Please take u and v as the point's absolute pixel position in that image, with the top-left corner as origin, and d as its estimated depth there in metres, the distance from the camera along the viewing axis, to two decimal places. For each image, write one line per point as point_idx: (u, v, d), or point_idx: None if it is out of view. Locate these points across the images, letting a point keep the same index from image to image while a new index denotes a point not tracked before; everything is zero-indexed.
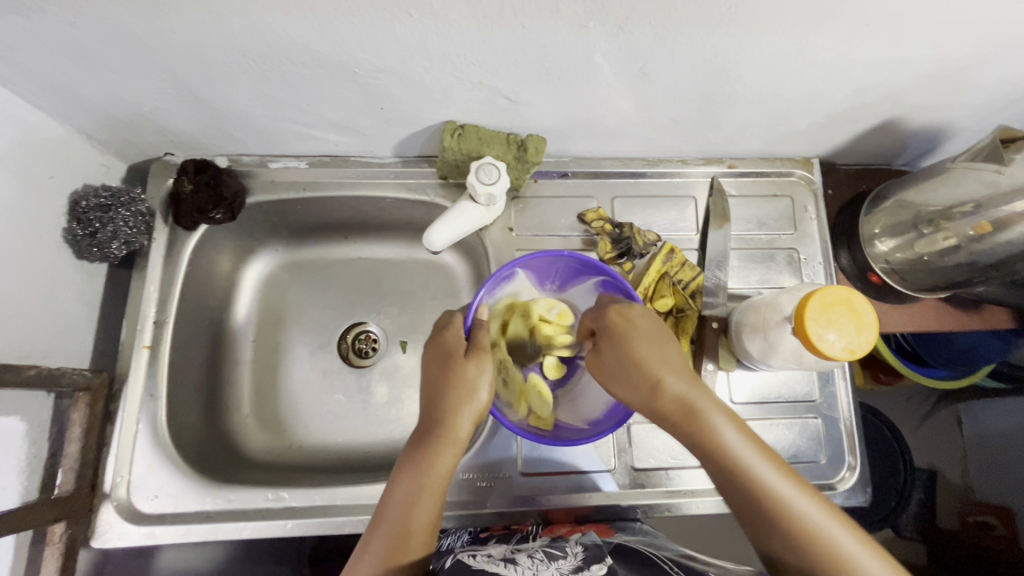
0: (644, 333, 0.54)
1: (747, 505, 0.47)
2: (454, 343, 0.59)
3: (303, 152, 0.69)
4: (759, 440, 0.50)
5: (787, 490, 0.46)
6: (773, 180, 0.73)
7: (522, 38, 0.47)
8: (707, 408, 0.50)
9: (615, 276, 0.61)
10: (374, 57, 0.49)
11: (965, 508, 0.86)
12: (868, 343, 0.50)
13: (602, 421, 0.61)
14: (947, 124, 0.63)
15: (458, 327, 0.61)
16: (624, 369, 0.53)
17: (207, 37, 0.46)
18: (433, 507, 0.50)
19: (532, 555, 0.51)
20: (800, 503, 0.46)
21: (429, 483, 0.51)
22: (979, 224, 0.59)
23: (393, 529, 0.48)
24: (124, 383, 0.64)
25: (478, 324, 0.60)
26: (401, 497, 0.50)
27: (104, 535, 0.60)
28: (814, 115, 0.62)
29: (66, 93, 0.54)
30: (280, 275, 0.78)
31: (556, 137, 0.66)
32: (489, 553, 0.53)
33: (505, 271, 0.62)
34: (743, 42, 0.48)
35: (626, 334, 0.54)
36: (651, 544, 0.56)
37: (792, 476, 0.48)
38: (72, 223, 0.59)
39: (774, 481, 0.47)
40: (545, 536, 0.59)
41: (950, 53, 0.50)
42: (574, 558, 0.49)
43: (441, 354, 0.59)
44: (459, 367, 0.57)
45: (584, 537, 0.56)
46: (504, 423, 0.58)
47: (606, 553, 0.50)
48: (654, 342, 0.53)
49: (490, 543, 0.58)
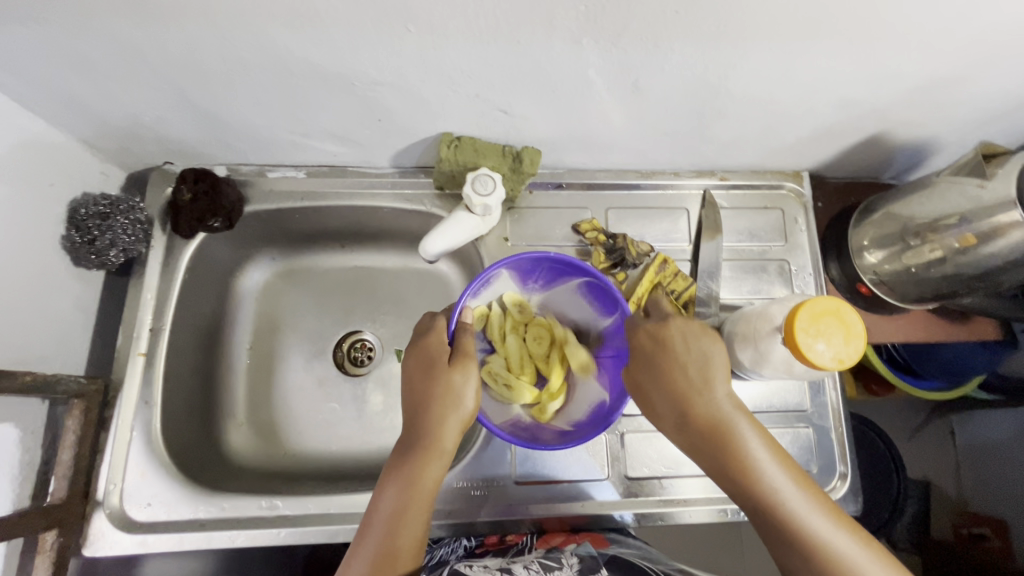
0: (686, 357, 0.52)
1: (780, 540, 0.46)
2: (438, 349, 0.57)
3: (301, 162, 0.70)
4: (801, 471, 0.49)
5: (825, 527, 0.45)
6: (764, 192, 0.75)
7: (517, 54, 0.48)
8: (750, 439, 0.49)
9: (597, 275, 0.60)
10: (373, 71, 0.51)
11: (960, 520, 0.89)
12: (857, 352, 0.51)
13: (580, 425, 0.61)
14: (932, 140, 0.65)
15: (440, 330, 0.59)
16: (664, 395, 0.51)
17: (209, 49, 0.47)
18: (420, 523, 0.50)
19: (528, 566, 0.52)
20: (836, 540, 0.45)
21: (416, 498, 0.51)
22: (964, 236, 0.58)
23: (381, 546, 0.48)
24: (119, 390, 0.64)
25: (460, 328, 0.59)
26: (390, 512, 0.50)
27: (96, 543, 0.59)
28: (802, 130, 0.64)
29: (68, 102, 0.54)
30: (276, 283, 0.79)
31: (551, 149, 0.67)
32: (485, 564, 0.54)
33: (487, 271, 0.60)
34: (732, 58, 0.49)
35: (662, 357, 0.52)
36: (649, 558, 0.55)
37: (831, 511, 0.47)
38: (70, 230, 0.60)
39: (810, 516, 0.46)
40: (540, 549, 0.59)
41: (932, 70, 0.52)
42: (570, 569, 0.50)
43: (423, 360, 0.57)
44: (443, 375, 0.55)
45: (579, 548, 0.57)
46: (491, 429, 0.57)
47: (601, 564, 0.51)
48: (694, 367, 0.51)
49: (486, 557, 0.58)
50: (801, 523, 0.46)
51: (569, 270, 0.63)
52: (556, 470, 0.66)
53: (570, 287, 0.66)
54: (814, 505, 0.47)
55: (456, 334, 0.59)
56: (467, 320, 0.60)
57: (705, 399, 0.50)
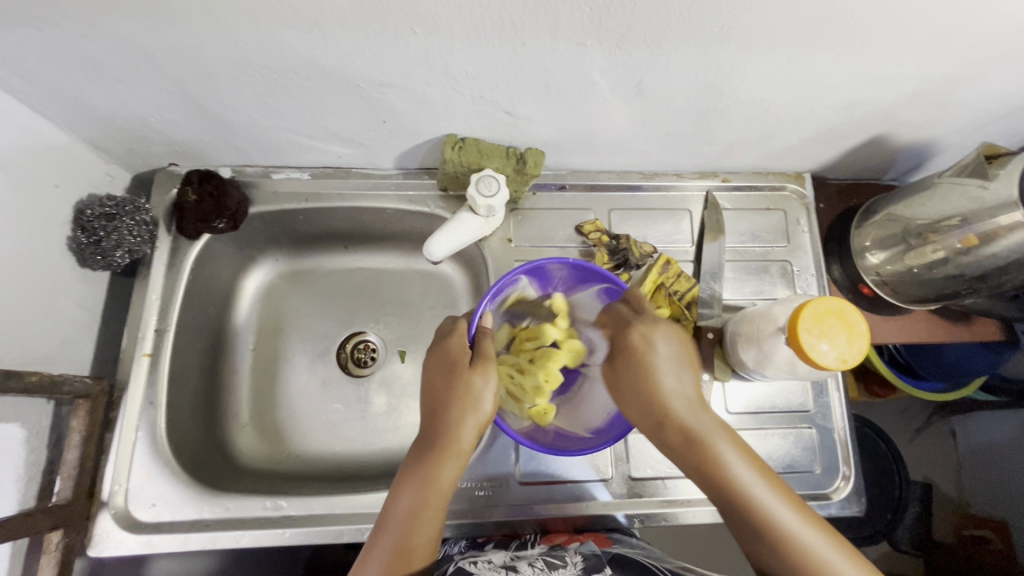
0: (663, 358, 0.54)
1: (752, 535, 0.47)
2: (459, 351, 0.58)
3: (306, 163, 0.70)
4: (769, 469, 0.50)
5: (793, 522, 0.46)
6: (766, 194, 0.75)
7: (522, 55, 0.49)
8: (719, 436, 0.50)
9: (620, 285, 0.60)
10: (378, 72, 0.51)
11: (962, 522, 0.90)
12: (861, 352, 0.51)
13: (603, 430, 0.61)
14: (933, 141, 0.65)
15: (462, 334, 0.60)
16: (638, 394, 0.54)
17: (216, 51, 0.48)
18: (435, 523, 0.50)
19: (532, 563, 0.52)
20: (804, 535, 0.45)
21: (432, 496, 0.51)
22: (966, 237, 0.58)
23: (396, 543, 0.48)
24: (124, 390, 0.64)
25: (481, 332, 0.59)
26: (406, 510, 0.50)
27: (101, 544, 0.59)
28: (804, 131, 0.64)
29: (75, 103, 0.55)
30: (280, 284, 0.79)
31: (554, 150, 0.67)
32: (490, 559, 0.54)
33: (506, 280, 0.60)
34: (735, 60, 0.50)
35: (641, 357, 0.55)
36: (650, 555, 0.56)
37: (799, 507, 0.48)
38: (76, 231, 0.60)
39: (778, 511, 0.47)
40: (544, 545, 0.60)
41: (934, 72, 0.52)
42: (574, 568, 0.50)
43: (445, 362, 0.58)
44: (464, 377, 0.56)
45: (583, 546, 0.57)
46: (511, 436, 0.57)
47: (605, 563, 0.51)
48: (666, 367, 0.54)
49: (489, 551, 0.58)
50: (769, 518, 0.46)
51: (587, 275, 0.63)
52: (559, 469, 0.66)
53: (589, 295, 0.66)
54: (783, 501, 0.47)
55: (476, 337, 0.59)
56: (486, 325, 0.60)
57: (676, 398, 0.52)
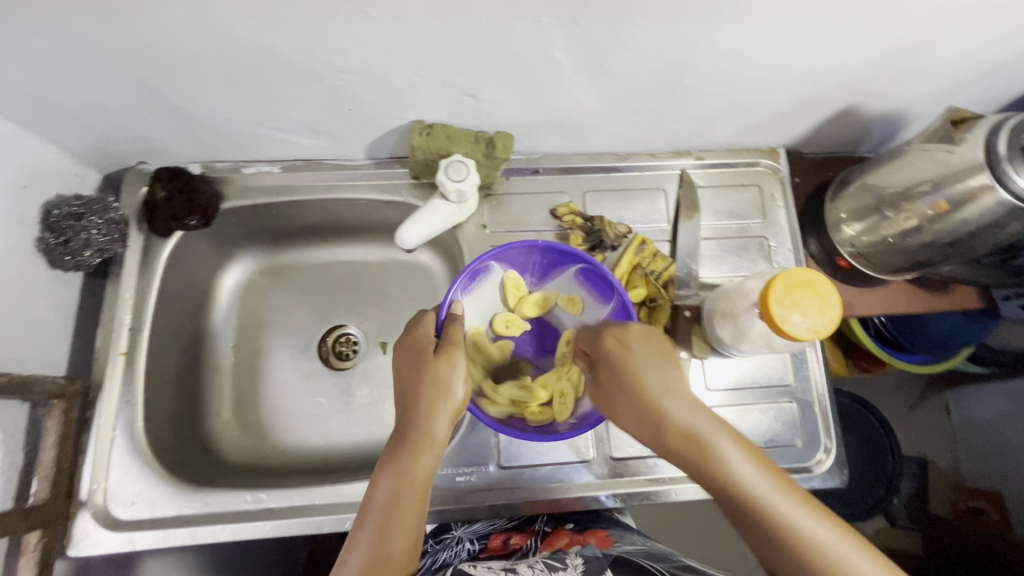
0: (642, 358, 0.53)
1: (767, 543, 0.44)
2: (424, 341, 0.58)
3: (276, 156, 0.69)
4: (772, 463, 0.47)
5: (802, 518, 0.43)
6: (741, 170, 0.75)
7: (480, 34, 0.48)
8: (708, 427, 0.49)
9: (596, 263, 0.60)
10: (339, 58, 0.50)
11: (958, 495, 0.92)
12: (833, 323, 0.51)
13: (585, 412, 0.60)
14: (905, 109, 0.65)
15: (429, 323, 0.59)
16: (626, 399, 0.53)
17: (169, 42, 0.47)
18: (413, 515, 0.50)
19: (533, 566, 0.50)
20: (810, 526, 0.43)
21: (409, 491, 0.50)
22: (938, 203, 0.57)
23: (374, 544, 0.47)
24: (101, 390, 0.63)
25: (450, 318, 0.59)
26: (382, 507, 0.49)
27: (80, 543, 0.59)
28: (775, 104, 0.63)
29: (34, 102, 0.54)
30: (258, 280, 0.79)
31: (524, 133, 0.67)
32: (489, 565, 0.53)
33: (476, 263, 0.61)
34: (698, 31, 0.49)
35: (622, 360, 0.54)
36: (654, 555, 0.53)
37: (811, 502, 0.45)
38: (45, 232, 0.60)
39: (802, 519, 0.43)
40: (546, 550, 0.57)
41: (899, 37, 0.52)
42: (575, 569, 0.48)
43: (411, 353, 0.57)
44: (430, 365, 0.55)
45: (584, 548, 0.54)
46: (484, 420, 0.57)
47: (607, 565, 0.49)
48: (651, 366, 0.53)
49: (490, 559, 0.57)
50: (784, 521, 0.43)
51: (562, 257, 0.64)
52: (540, 453, 0.66)
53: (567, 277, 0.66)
54: (791, 497, 0.45)
55: (445, 324, 0.59)
56: (455, 312, 0.60)
57: (664, 396, 0.51)
